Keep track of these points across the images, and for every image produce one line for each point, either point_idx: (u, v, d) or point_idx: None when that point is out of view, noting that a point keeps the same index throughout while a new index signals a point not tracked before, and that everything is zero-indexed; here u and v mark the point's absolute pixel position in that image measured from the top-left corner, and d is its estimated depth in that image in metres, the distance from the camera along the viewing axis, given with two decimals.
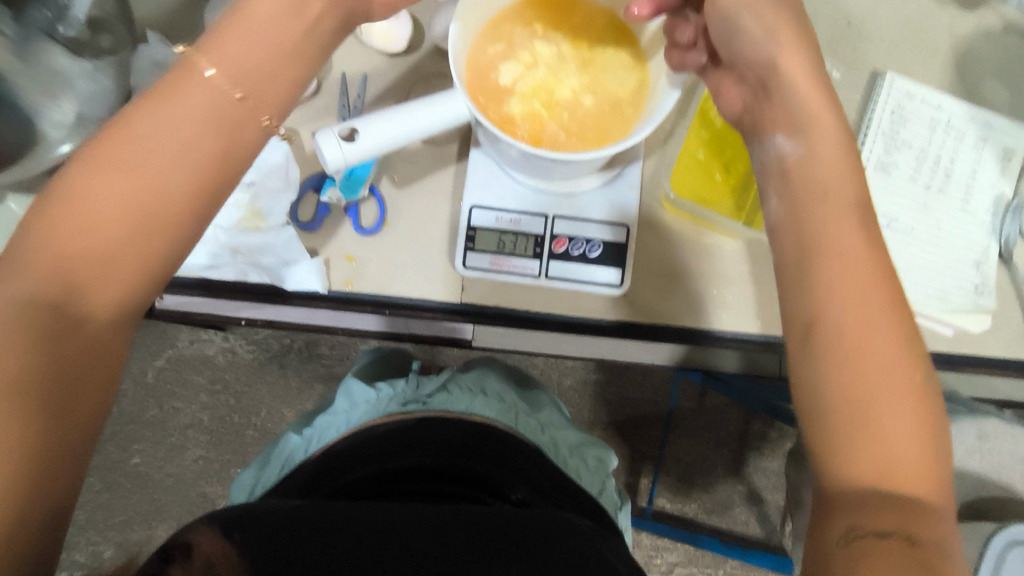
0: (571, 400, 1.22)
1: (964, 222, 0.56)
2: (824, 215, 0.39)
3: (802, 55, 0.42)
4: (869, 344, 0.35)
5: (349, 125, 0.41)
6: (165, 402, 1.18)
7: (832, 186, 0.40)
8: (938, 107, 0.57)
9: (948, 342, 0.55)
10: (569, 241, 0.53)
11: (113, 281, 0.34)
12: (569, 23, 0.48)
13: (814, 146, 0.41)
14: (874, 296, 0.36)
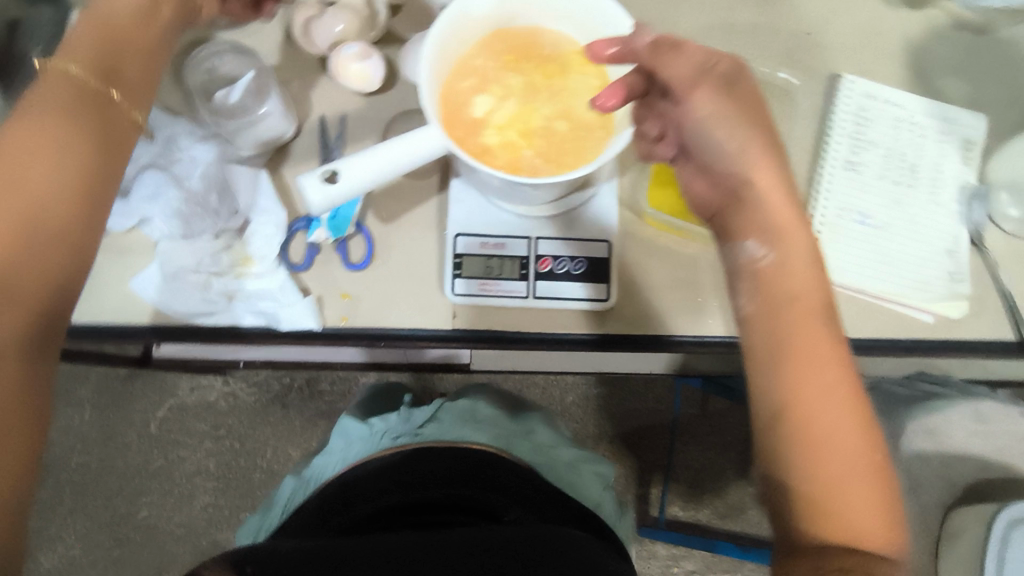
0: (575, 416, 1.23)
1: (934, 214, 0.57)
2: (793, 318, 0.42)
3: (773, 170, 0.45)
4: (829, 436, 0.40)
5: (332, 167, 0.42)
6: (170, 452, 1.18)
7: (802, 295, 0.43)
8: (898, 105, 0.59)
9: (929, 330, 0.56)
10: (553, 260, 0.55)
11: (29, 277, 0.36)
12: (536, 55, 0.51)
13: (786, 254, 0.44)
14: (833, 382, 0.41)
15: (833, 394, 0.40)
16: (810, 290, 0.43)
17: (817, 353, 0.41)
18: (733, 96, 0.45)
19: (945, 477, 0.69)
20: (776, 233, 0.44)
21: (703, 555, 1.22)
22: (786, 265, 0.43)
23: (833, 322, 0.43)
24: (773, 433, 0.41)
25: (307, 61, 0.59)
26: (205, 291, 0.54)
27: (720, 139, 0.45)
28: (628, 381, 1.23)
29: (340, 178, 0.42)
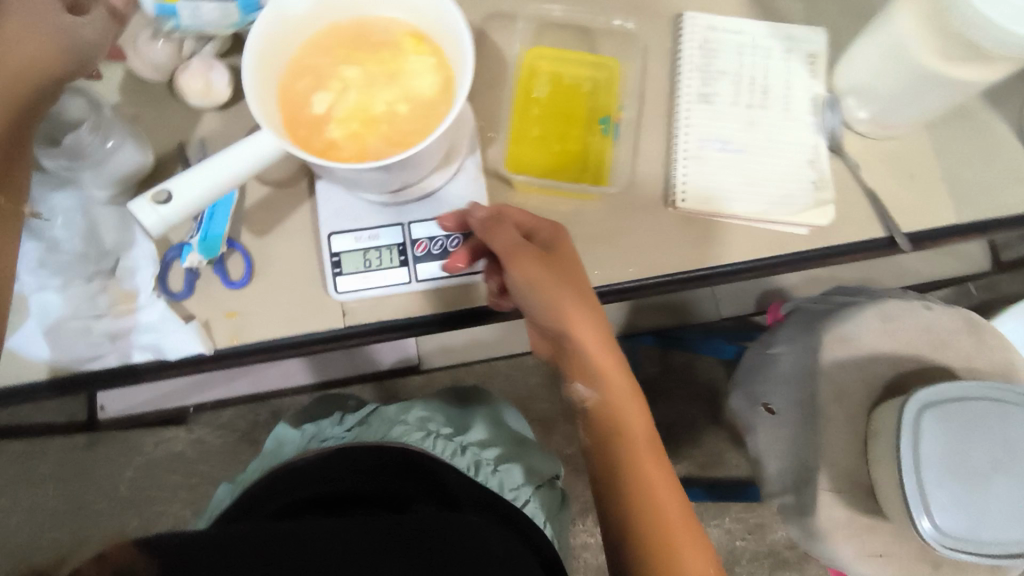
0: (538, 395, 1.24)
1: (789, 130, 0.59)
2: (623, 438, 0.53)
3: (588, 314, 0.51)
4: (668, 532, 0.50)
5: (162, 187, 0.43)
6: (145, 509, 1.16)
7: (632, 429, 0.53)
8: (741, 32, 0.61)
9: (805, 240, 0.58)
10: (429, 242, 0.56)
11: None
12: (368, 45, 0.51)
13: (606, 394, 0.53)
14: (662, 486, 0.51)
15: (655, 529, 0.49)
16: (633, 418, 0.53)
17: (633, 476, 0.51)
18: (551, 266, 0.50)
19: (863, 379, 0.73)
20: (597, 377, 0.53)
21: None
22: (606, 401, 0.53)
23: (653, 445, 0.53)
24: (614, 555, 0.51)
25: (156, 92, 0.58)
26: (89, 335, 0.53)
27: (540, 298, 0.50)
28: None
29: (171, 197, 0.43)
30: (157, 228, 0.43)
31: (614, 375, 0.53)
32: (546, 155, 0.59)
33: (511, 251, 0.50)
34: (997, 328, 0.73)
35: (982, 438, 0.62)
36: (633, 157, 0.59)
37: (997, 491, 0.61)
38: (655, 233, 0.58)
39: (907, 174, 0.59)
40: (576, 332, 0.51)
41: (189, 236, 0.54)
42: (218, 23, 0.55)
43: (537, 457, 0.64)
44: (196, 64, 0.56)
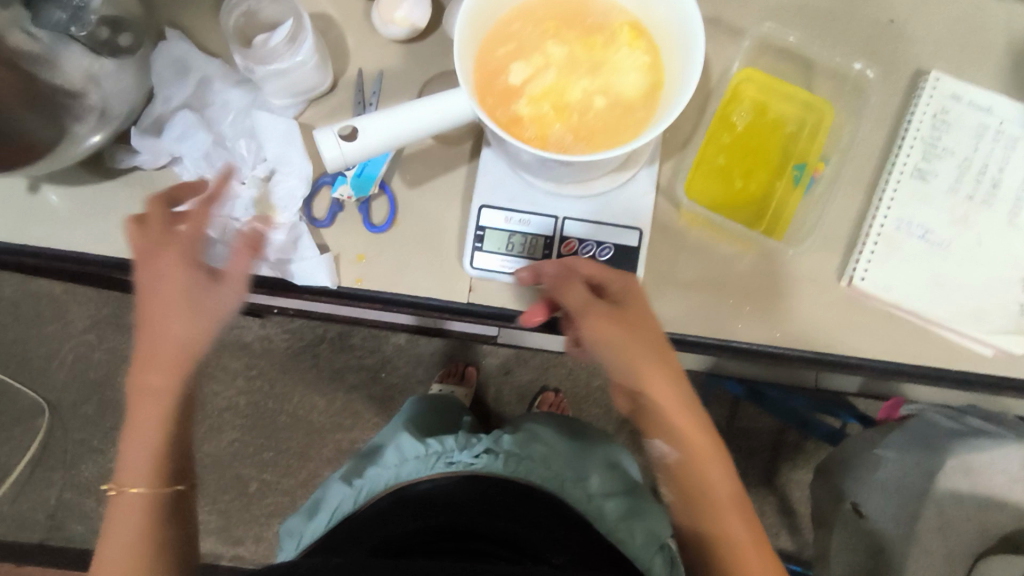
0: (599, 401, 1.21)
1: (1011, 238, 0.51)
2: (708, 483, 0.47)
3: (666, 376, 0.47)
4: None
5: (350, 122, 0.41)
6: (205, 386, 1.21)
7: (712, 492, 0.47)
8: (988, 110, 0.52)
9: (983, 362, 0.51)
10: (578, 243, 0.52)
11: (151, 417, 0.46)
12: (581, 24, 0.47)
13: (687, 452, 0.48)
14: (753, 549, 0.47)
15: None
16: (719, 486, 0.48)
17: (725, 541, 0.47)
18: (620, 321, 0.47)
19: (977, 521, 0.66)
20: (677, 440, 0.48)
21: None
22: (694, 469, 0.48)
23: (744, 520, 0.47)
24: None
25: (349, 10, 0.56)
26: (224, 239, 0.53)
27: (612, 362, 0.48)
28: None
29: (356, 136, 0.41)
30: (332, 164, 0.41)
31: (699, 437, 0.48)
32: (727, 188, 0.53)
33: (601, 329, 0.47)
34: None
35: None
36: (817, 217, 0.53)
37: None
38: (816, 306, 0.52)
39: None
40: (663, 392, 0.47)
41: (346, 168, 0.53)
42: None
43: (659, 516, 0.61)
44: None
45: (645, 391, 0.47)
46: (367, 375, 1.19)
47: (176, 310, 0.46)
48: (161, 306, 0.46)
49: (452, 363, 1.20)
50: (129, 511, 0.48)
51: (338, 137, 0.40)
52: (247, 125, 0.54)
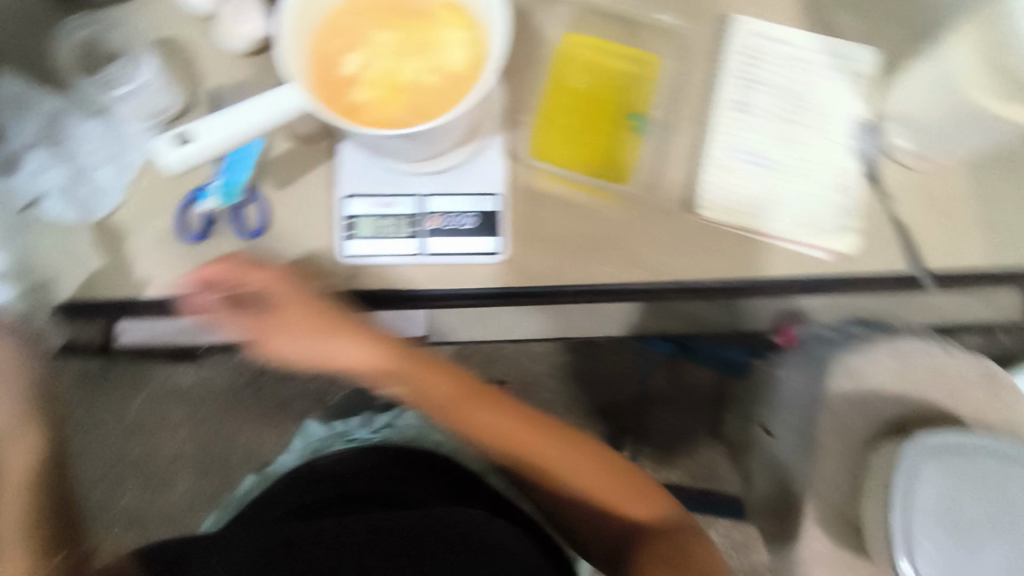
0: (543, 385, 1.24)
1: (826, 149, 0.57)
2: (423, 383, 0.65)
3: (289, 320, 0.58)
4: (538, 449, 0.62)
5: (186, 127, 0.44)
6: (148, 440, 1.19)
7: (436, 398, 0.64)
8: (788, 44, 0.59)
9: (823, 265, 0.56)
10: (442, 217, 0.55)
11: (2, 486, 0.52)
12: (403, 10, 0.51)
13: (417, 385, 0.65)
14: (506, 421, 0.63)
15: (552, 465, 0.62)
16: (474, 417, 0.63)
17: (516, 443, 0.62)
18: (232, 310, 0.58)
19: (865, 416, 0.68)
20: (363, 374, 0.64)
21: None
22: (418, 386, 0.65)
23: (480, 399, 0.64)
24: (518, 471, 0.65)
25: (197, 33, 0.59)
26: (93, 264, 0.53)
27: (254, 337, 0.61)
28: (594, 348, 1.24)
29: (193, 139, 0.44)
30: (175, 168, 0.44)
31: (444, 388, 0.64)
32: (571, 146, 0.58)
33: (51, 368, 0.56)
34: (1016, 382, 0.69)
35: (976, 491, 0.60)
36: (657, 158, 0.58)
37: (987, 547, 0.59)
38: (670, 239, 0.57)
39: (942, 212, 0.57)
40: (367, 364, 0.63)
41: (211, 182, 0.54)
42: None
43: None
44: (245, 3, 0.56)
45: (296, 354, 0.62)
46: (310, 399, 1.19)
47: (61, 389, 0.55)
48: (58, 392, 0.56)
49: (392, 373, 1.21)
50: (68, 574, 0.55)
51: (174, 141, 0.43)
52: (105, 152, 0.56)
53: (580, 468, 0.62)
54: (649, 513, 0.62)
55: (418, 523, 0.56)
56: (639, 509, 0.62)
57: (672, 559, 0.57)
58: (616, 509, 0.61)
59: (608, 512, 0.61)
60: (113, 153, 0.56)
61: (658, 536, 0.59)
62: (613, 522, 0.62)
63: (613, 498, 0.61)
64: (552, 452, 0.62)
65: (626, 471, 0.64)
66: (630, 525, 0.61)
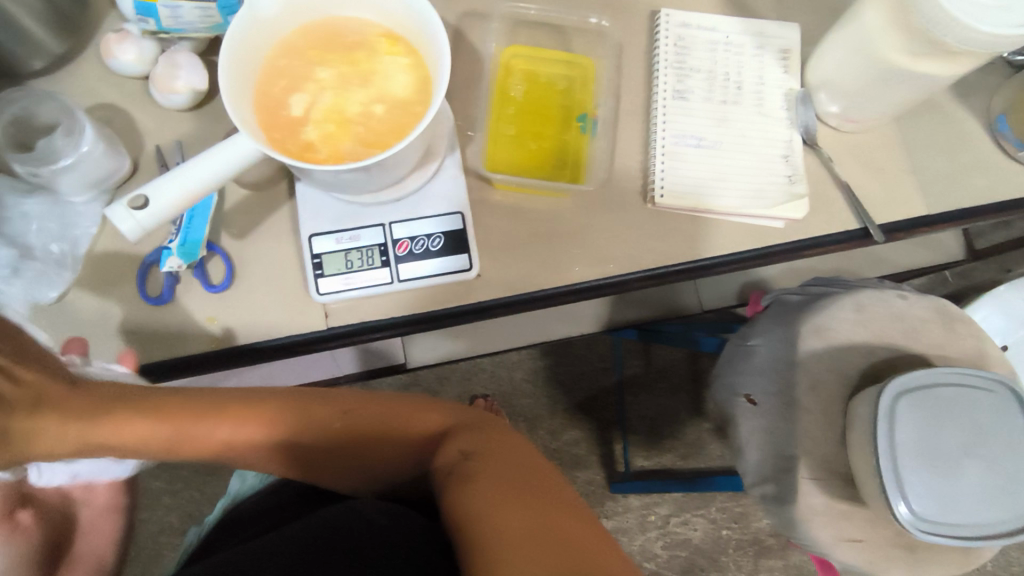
0: (526, 392, 1.25)
1: (764, 124, 0.60)
2: (150, 439, 0.50)
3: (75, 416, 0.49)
4: (318, 419, 0.55)
5: (139, 192, 0.42)
6: (129, 517, 1.14)
7: (166, 448, 0.51)
8: (714, 29, 0.62)
9: (779, 233, 0.59)
10: (410, 242, 0.56)
11: None
12: (341, 46, 0.51)
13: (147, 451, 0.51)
14: (249, 425, 0.53)
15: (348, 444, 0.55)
16: (234, 435, 0.53)
17: (307, 434, 0.55)
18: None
19: (838, 370, 0.71)
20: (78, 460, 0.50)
21: (674, 497, 1.24)
22: (190, 427, 0.51)
23: (216, 427, 0.52)
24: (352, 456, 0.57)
25: (133, 94, 0.58)
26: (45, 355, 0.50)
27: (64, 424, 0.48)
28: (571, 346, 1.25)
29: (148, 202, 0.42)
30: (134, 234, 0.43)
31: (254, 430, 0.53)
32: (523, 154, 0.60)
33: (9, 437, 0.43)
34: (968, 315, 0.73)
35: (950, 424, 0.64)
36: (609, 154, 0.60)
37: (967, 472, 0.63)
38: (631, 229, 0.58)
39: (877, 166, 0.61)
40: (238, 450, 0.54)
41: (170, 241, 0.53)
42: (199, 26, 0.55)
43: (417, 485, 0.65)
44: (178, 58, 0.56)
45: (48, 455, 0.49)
46: None
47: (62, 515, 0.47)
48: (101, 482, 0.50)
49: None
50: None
51: (128, 209, 0.41)
52: (51, 228, 0.54)
53: (380, 413, 0.56)
54: (452, 416, 0.57)
55: (306, 526, 0.55)
56: (433, 417, 0.57)
57: (499, 444, 0.54)
58: (408, 443, 0.56)
59: (385, 439, 0.56)
60: (61, 228, 0.54)
61: (487, 424, 0.57)
62: (419, 441, 0.56)
63: (396, 422, 0.56)
64: (328, 414, 0.55)
65: (401, 400, 0.58)
66: (433, 433, 0.56)
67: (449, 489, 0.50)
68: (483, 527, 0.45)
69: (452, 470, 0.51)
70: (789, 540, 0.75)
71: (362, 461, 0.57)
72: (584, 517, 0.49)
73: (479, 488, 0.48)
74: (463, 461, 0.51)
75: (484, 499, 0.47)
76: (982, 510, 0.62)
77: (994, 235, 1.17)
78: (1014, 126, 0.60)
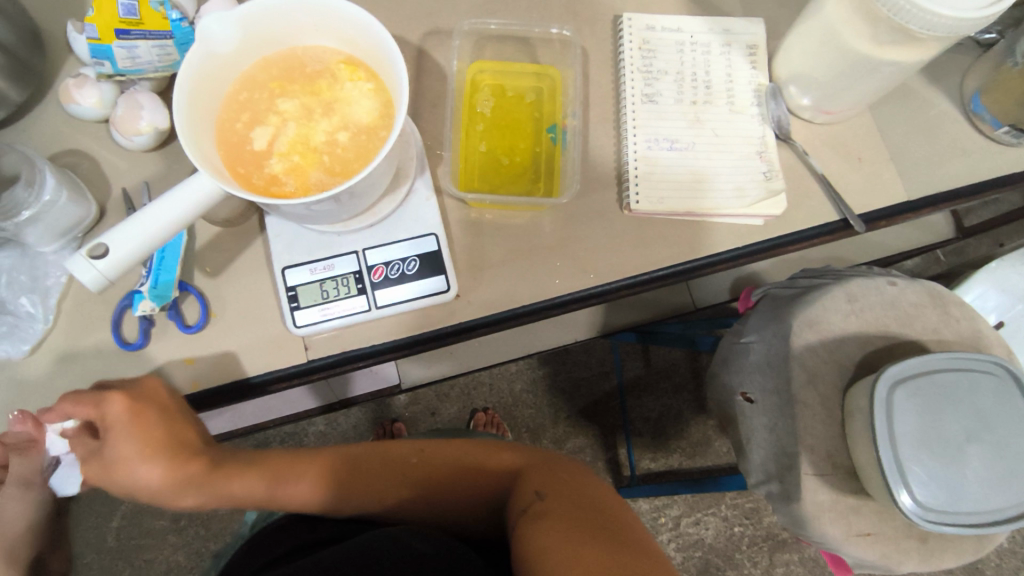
0: (528, 402, 1.24)
1: (736, 121, 0.60)
2: (256, 477, 0.56)
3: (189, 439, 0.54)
4: (402, 454, 0.59)
5: (98, 241, 0.41)
6: (135, 558, 1.12)
7: (261, 478, 0.56)
8: (679, 31, 0.62)
9: (759, 231, 0.58)
10: (385, 267, 0.55)
11: (97, 470, 0.53)
12: (303, 76, 0.50)
13: (245, 489, 0.56)
14: (336, 460, 0.59)
15: (414, 486, 0.57)
16: (319, 460, 0.58)
17: (360, 485, 0.58)
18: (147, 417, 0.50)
19: (835, 362, 0.70)
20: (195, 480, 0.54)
21: (683, 498, 1.23)
22: (288, 458, 0.58)
23: (305, 463, 0.58)
24: (427, 493, 0.57)
25: (98, 137, 0.57)
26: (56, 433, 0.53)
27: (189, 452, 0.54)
28: (568, 353, 1.24)
29: (108, 250, 0.41)
30: (96, 284, 0.42)
31: (303, 487, 0.57)
32: (496, 169, 0.59)
33: (174, 469, 0.53)
34: (961, 297, 0.72)
35: (949, 410, 0.63)
36: (582, 163, 0.59)
37: (971, 459, 0.62)
38: (611, 235, 0.58)
39: (854, 156, 0.60)
40: (311, 485, 0.57)
41: (140, 285, 0.52)
42: (157, 64, 0.56)
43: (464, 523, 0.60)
44: (139, 98, 0.55)
45: (141, 461, 0.52)
46: None
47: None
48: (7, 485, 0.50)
49: (380, 426, 1.20)
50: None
51: (88, 259, 0.41)
52: (24, 281, 0.53)
53: (456, 452, 0.59)
54: (525, 458, 0.59)
55: (344, 552, 0.53)
56: (505, 457, 0.58)
57: (570, 483, 0.54)
58: (481, 479, 0.57)
59: (461, 471, 0.57)
60: (33, 279, 0.53)
61: (559, 464, 0.57)
62: (493, 481, 0.57)
63: (471, 460, 0.58)
64: (406, 453, 0.59)
65: (475, 444, 0.60)
66: (507, 471, 0.57)
67: (521, 524, 0.49)
68: (560, 561, 0.43)
69: (521, 507, 0.51)
70: (799, 537, 0.74)
71: (422, 510, 0.58)
72: (658, 556, 0.47)
73: (554, 526, 0.47)
74: (538, 500, 0.51)
75: (556, 534, 0.46)
76: (989, 496, 0.61)
77: (984, 211, 1.16)
78: (990, 106, 0.59)
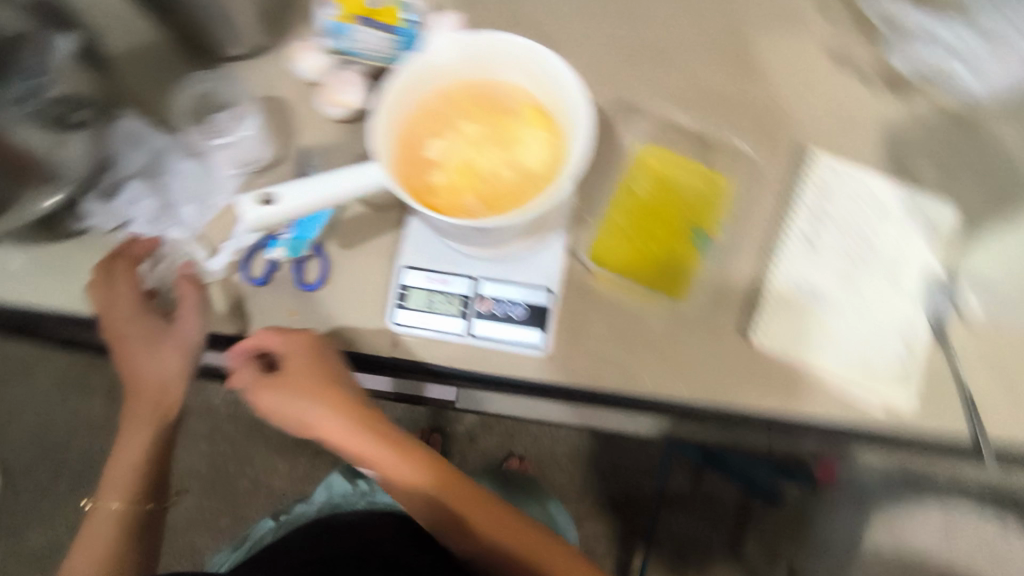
0: (563, 469, 1.20)
1: (890, 296, 0.56)
2: (401, 470, 0.58)
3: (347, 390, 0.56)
4: (527, 533, 0.59)
5: (269, 190, 0.45)
6: None
7: (408, 476, 0.58)
8: (866, 185, 0.59)
9: (873, 418, 0.54)
10: (494, 302, 0.56)
11: (266, 397, 0.57)
12: (492, 106, 0.53)
13: (386, 472, 0.58)
14: (471, 498, 0.59)
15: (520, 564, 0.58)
16: (458, 489, 0.59)
17: (477, 538, 0.59)
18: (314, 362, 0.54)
19: None
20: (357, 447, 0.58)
21: None
22: (436, 469, 0.59)
23: (447, 485, 0.59)
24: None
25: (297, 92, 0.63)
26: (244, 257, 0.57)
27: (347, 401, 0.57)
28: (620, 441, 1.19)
29: (278, 199, 0.45)
30: (250, 225, 0.45)
31: (430, 506, 0.59)
32: (630, 249, 0.59)
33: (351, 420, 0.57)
34: None
35: None
36: (715, 278, 0.58)
37: None
38: (715, 359, 0.56)
39: (1008, 381, 0.55)
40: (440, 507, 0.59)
41: (280, 232, 0.57)
42: (375, 54, 0.61)
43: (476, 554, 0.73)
44: (349, 78, 0.60)
45: (314, 409, 0.56)
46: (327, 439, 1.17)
47: (158, 354, 0.57)
48: (182, 317, 0.56)
49: (419, 431, 1.21)
50: (106, 519, 0.59)
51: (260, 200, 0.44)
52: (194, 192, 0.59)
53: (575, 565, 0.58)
54: None
55: None
56: None
57: None
58: None
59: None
60: (202, 193, 0.60)
61: None
62: None
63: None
64: (533, 534, 0.59)
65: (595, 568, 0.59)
66: None
67: None
68: None
69: None
70: None
71: None
72: None
73: None
74: None
75: None
76: None
77: None
78: None
